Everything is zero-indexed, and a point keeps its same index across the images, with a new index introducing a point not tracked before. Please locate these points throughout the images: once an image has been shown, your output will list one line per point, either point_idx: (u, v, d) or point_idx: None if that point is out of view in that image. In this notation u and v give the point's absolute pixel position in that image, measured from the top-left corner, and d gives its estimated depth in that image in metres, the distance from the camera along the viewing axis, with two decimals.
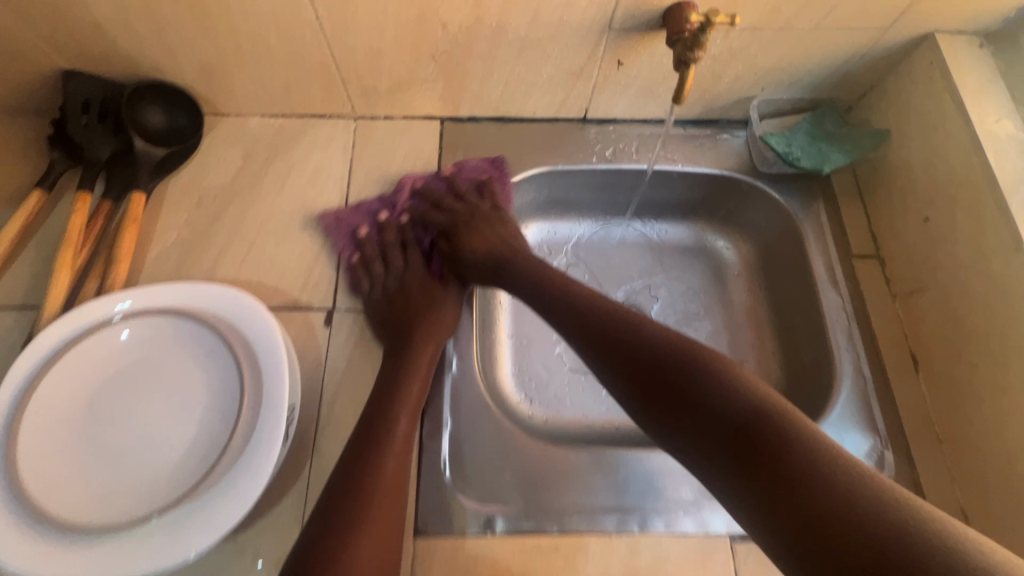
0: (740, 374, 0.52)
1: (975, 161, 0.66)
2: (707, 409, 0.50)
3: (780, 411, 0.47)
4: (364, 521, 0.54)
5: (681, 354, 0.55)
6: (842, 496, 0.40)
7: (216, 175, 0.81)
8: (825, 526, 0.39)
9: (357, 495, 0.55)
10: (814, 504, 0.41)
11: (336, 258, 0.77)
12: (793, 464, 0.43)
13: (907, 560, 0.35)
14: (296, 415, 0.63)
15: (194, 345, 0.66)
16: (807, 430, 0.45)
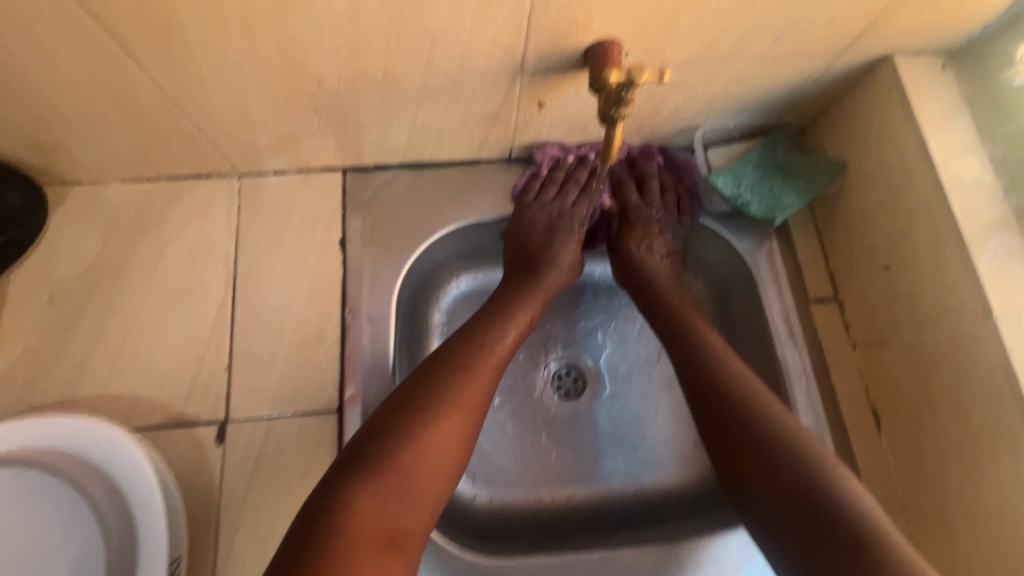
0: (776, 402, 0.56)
1: (938, 209, 0.59)
2: (740, 423, 0.55)
3: (836, 470, 0.50)
4: (403, 492, 0.49)
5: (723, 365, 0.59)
6: (840, 519, 0.48)
7: (69, 261, 0.67)
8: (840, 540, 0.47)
9: (425, 434, 0.51)
10: (802, 519, 0.49)
11: (226, 356, 0.65)
12: (801, 481, 0.50)
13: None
14: (182, 564, 0.55)
15: (47, 495, 0.54)
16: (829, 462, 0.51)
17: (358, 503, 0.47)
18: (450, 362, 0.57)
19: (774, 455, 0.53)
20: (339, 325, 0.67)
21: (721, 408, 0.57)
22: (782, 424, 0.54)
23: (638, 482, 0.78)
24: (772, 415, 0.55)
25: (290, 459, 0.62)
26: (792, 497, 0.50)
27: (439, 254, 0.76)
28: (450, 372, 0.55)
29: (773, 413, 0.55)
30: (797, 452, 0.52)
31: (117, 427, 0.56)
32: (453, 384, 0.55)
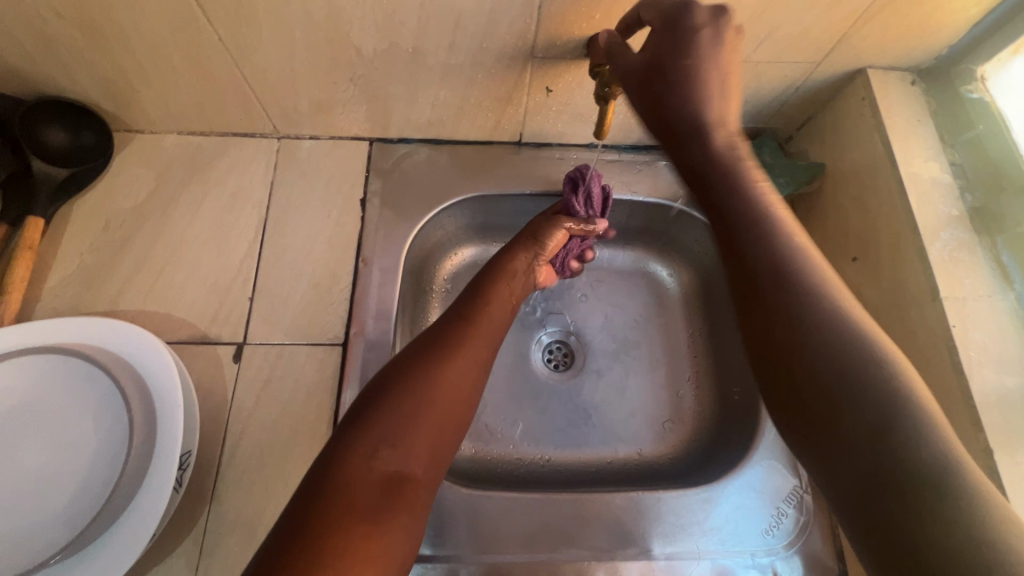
0: (815, 306, 0.45)
1: (898, 203, 0.65)
2: (812, 364, 0.43)
3: (881, 382, 0.41)
4: (394, 430, 0.49)
5: (739, 241, 0.50)
6: (926, 471, 0.37)
7: (125, 195, 0.77)
8: (923, 491, 0.37)
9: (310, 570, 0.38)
10: (862, 471, 0.40)
11: (250, 289, 0.73)
12: (828, 395, 0.42)
13: (923, 473, 0.37)
14: (192, 458, 0.62)
15: (76, 388, 0.61)
16: (823, 347, 0.43)
17: (356, 451, 0.47)
18: (342, 483, 0.44)
19: (844, 382, 0.42)
20: (351, 272, 0.75)
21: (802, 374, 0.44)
22: (838, 329, 0.44)
23: (614, 451, 0.81)
24: (842, 346, 0.43)
25: (295, 381, 0.69)
26: (872, 453, 0.39)
27: (449, 223, 0.84)
28: (429, 351, 0.57)
29: (823, 311, 0.45)
30: (869, 385, 0.41)
31: (151, 333, 0.64)
32: (441, 349, 0.57)
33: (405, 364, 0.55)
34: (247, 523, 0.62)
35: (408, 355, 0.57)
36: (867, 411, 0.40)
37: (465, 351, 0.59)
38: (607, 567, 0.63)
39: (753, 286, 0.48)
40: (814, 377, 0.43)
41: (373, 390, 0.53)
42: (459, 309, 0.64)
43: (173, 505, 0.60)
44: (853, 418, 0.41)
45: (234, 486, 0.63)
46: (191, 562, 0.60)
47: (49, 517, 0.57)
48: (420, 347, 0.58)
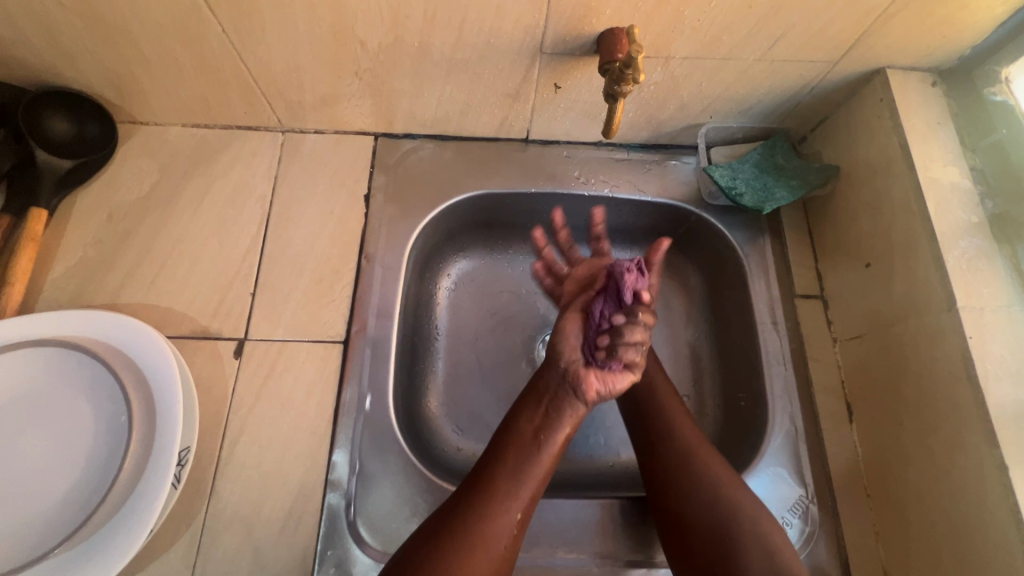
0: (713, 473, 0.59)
1: (914, 209, 0.63)
2: (692, 500, 0.58)
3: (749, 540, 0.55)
4: None
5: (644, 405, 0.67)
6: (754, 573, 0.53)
7: (129, 188, 0.76)
8: None
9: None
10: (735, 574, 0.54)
11: (252, 284, 0.73)
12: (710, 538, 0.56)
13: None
14: (191, 454, 0.61)
15: (79, 380, 0.61)
16: (703, 486, 0.58)
17: None
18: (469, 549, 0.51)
19: (727, 519, 0.56)
20: (354, 268, 0.74)
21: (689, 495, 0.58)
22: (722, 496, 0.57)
23: (617, 455, 0.79)
24: (720, 491, 0.58)
25: (295, 378, 0.68)
26: (756, 562, 0.54)
27: (454, 221, 0.83)
28: (490, 473, 0.57)
29: (710, 476, 0.59)
30: (744, 538, 0.55)
31: (151, 327, 0.64)
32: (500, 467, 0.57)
33: (479, 491, 0.55)
34: (245, 520, 0.61)
35: (501, 463, 0.57)
36: (717, 539, 0.56)
37: (513, 489, 0.55)
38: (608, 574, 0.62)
39: (660, 436, 0.64)
40: (701, 499, 0.58)
41: (430, 529, 0.53)
42: (524, 422, 0.60)
43: (169, 502, 0.59)
44: (701, 534, 0.56)
45: (233, 483, 0.63)
46: (188, 559, 0.60)
47: (54, 509, 0.57)
48: (510, 459, 0.57)
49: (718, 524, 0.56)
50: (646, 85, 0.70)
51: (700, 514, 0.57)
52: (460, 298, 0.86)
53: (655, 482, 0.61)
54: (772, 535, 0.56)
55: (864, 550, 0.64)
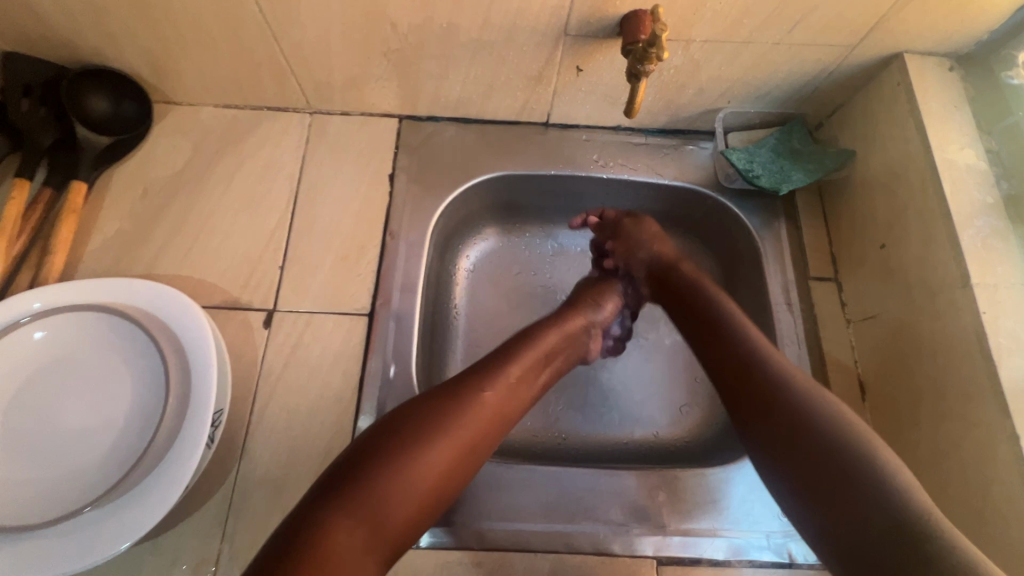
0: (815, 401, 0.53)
1: (931, 188, 0.64)
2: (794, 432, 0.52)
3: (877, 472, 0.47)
4: (359, 502, 0.46)
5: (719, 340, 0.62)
6: (897, 516, 0.45)
7: (163, 164, 0.79)
8: (903, 532, 0.44)
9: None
10: (867, 523, 0.46)
11: (280, 258, 0.75)
12: (854, 476, 0.48)
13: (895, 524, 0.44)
14: (224, 416, 0.64)
15: (118, 345, 0.64)
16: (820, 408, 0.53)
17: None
18: (353, 504, 0.46)
19: (834, 456, 0.49)
20: (378, 245, 0.77)
21: (777, 415, 0.54)
22: (833, 420, 0.52)
23: (630, 433, 0.81)
24: (814, 415, 0.52)
25: (322, 348, 0.71)
26: (867, 509, 0.46)
27: (474, 202, 0.85)
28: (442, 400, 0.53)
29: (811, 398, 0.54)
30: (860, 472, 0.48)
31: (186, 295, 0.66)
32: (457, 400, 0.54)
33: (412, 416, 0.52)
34: (274, 482, 0.64)
35: (427, 409, 0.53)
36: (838, 468, 0.48)
37: (462, 423, 0.52)
38: (622, 541, 0.64)
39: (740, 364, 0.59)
40: (796, 420, 0.53)
41: (374, 436, 0.51)
42: (491, 363, 0.59)
43: (204, 462, 0.61)
44: (854, 481, 0.48)
45: (262, 446, 0.65)
46: (220, 517, 0.62)
47: (96, 465, 0.60)
48: (433, 411, 0.52)
49: (839, 445, 0.50)
50: (666, 68, 0.72)
51: (815, 448, 0.51)
52: (478, 279, 0.88)
53: (753, 412, 0.56)
54: (883, 460, 0.48)
55: None
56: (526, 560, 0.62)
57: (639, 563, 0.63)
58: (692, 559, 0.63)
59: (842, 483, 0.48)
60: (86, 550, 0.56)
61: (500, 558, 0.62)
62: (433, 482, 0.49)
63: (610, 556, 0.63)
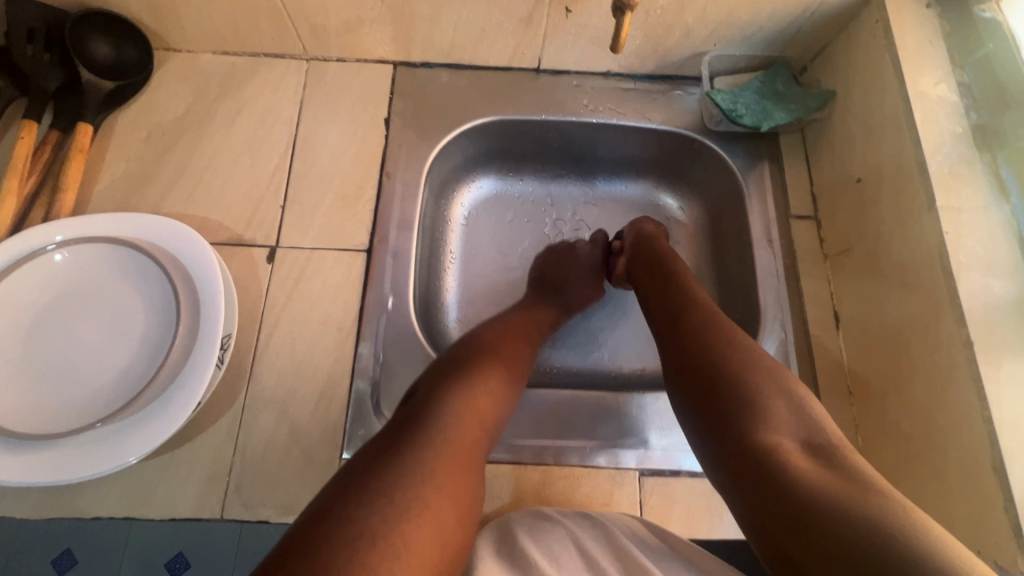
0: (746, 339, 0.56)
1: (904, 121, 0.67)
2: (724, 359, 0.54)
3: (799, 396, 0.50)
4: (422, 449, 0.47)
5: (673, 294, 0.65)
6: (811, 433, 0.48)
7: (166, 109, 0.81)
8: (819, 448, 0.46)
9: (428, 482, 0.44)
10: (780, 434, 0.48)
11: (282, 198, 0.78)
12: (758, 394, 0.50)
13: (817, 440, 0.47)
14: (232, 340, 0.67)
15: (130, 275, 0.68)
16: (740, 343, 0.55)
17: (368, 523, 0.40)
18: (444, 419, 0.50)
19: (758, 379, 0.51)
20: (375, 186, 0.79)
21: (713, 344, 0.55)
22: (761, 352, 0.54)
23: (619, 367, 0.84)
24: (743, 347, 0.55)
25: (323, 281, 0.74)
26: (775, 421, 0.48)
27: (468, 148, 0.88)
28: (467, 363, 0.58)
29: (737, 335, 0.56)
30: (774, 395, 0.50)
31: (193, 230, 0.70)
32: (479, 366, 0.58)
33: (446, 380, 0.55)
34: (280, 402, 0.68)
35: (460, 368, 0.57)
36: (762, 388, 0.51)
37: (489, 385, 0.56)
38: (606, 454, 0.68)
39: (688, 309, 0.61)
40: (732, 349, 0.54)
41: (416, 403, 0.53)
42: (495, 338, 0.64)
43: (214, 381, 0.65)
44: (761, 395, 0.50)
45: (268, 370, 0.69)
46: (231, 433, 0.66)
47: (111, 384, 0.63)
48: (463, 371, 0.56)
49: (729, 378, 0.52)
50: (652, 8, 0.74)
51: (726, 368, 0.53)
52: (473, 224, 0.91)
53: (684, 356, 0.56)
54: (801, 395, 0.51)
55: (844, 439, 0.69)
56: (516, 471, 0.67)
57: (622, 475, 0.67)
58: (672, 472, 0.68)
59: (734, 415, 0.50)
60: (107, 457, 0.59)
61: (492, 470, 0.67)
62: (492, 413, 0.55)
63: (595, 468, 0.68)
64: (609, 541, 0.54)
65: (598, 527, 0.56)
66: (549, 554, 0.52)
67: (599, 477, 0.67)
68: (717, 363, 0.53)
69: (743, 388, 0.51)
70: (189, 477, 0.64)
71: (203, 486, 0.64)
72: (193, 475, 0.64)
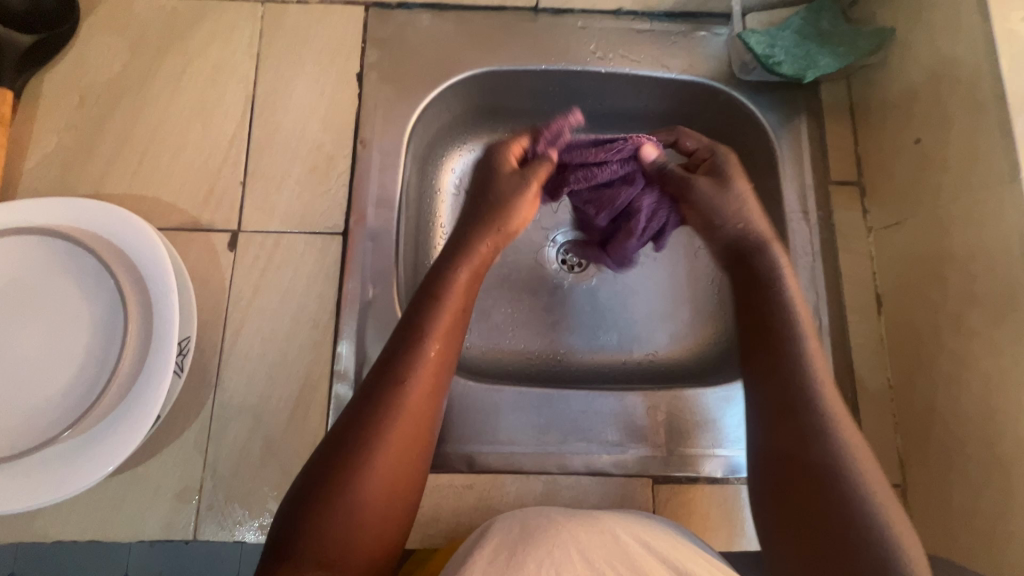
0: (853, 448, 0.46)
1: (984, 68, 0.55)
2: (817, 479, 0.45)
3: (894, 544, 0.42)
4: None
5: (774, 342, 0.52)
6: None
7: (98, 68, 0.69)
8: None
9: None
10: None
11: (241, 172, 0.68)
12: (845, 536, 0.43)
13: None
14: (192, 344, 0.59)
15: (65, 271, 0.58)
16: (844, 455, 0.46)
17: None
18: None
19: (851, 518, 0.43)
20: (349, 156, 0.69)
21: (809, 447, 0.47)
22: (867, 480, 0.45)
23: (630, 354, 0.75)
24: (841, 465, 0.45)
25: (294, 270, 0.65)
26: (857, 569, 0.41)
27: (456, 103, 0.75)
28: (335, 461, 0.42)
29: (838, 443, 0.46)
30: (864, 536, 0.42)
31: (135, 216, 0.60)
32: (356, 458, 0.42)
33: (310, 503, 0.41)
34: (253, 410, 0.61)
35: (330, 472, 0.42)
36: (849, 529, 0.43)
37: (359, 494, 0.41)
38: (616, 459, 0.62)
39: (786, 379, 0.50)
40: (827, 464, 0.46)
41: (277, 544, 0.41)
42: (380, 387, 0.45)
43: (175, 391, 0.58)
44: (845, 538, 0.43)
45: (238, 374, 0.62)
46: (200, 446, 0.60)
47: (56, 399, 0.56)
48: (331, 482, 0.41)
49: (820, 467, 0.46)
50: None
51: (815, 489, 0.45)
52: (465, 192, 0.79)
53: (777, 448, 0.49)
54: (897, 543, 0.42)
55: (882, 438, 0.62)
56: (517, 481, 0.61)
57: (634, 483, 0.61)
58: (688, 478, 0.62)
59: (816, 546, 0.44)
60: (62, 482, 0.54)
61: (492, 480, 0.61)
62: (376, 538, 0.42)
63: (604, 474, 0.61)
64: (629, 557, 0.44)
65: (610, 537, 0.45)
66: (546, 563, 0.42)
67: (612, 488, 0.61)
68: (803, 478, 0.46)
69: (831, 481, 0.45)
70: (156, 495, 0.58)
71: (173, 505, 0.58)
72: (160, 493, 0.58)
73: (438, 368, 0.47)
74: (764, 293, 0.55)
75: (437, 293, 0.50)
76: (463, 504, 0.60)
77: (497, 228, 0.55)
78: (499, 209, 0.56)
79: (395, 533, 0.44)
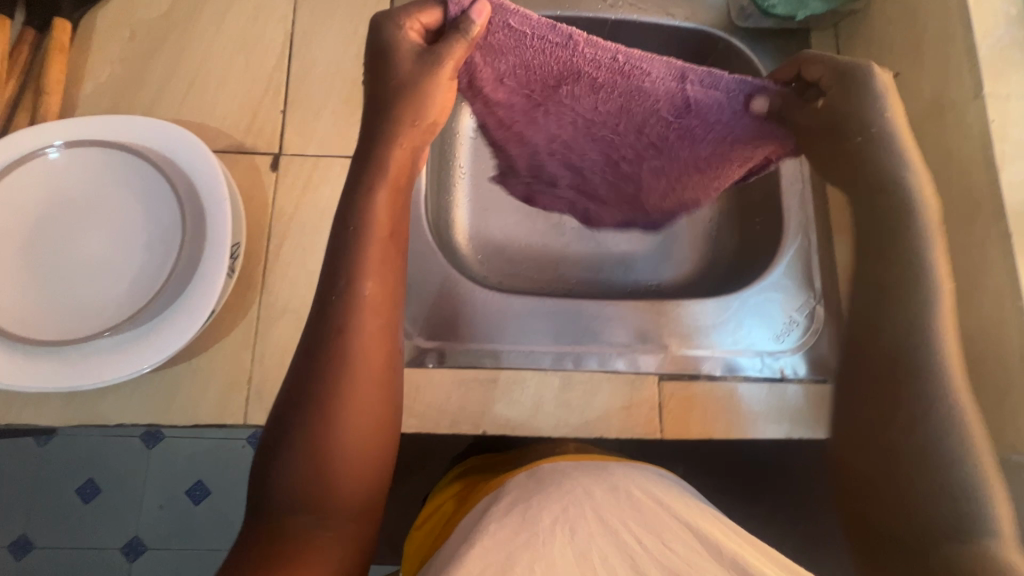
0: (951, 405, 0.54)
1: (952, 3, 0.62)
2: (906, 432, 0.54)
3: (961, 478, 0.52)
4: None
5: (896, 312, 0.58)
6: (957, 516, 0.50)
7: (148, 5, 0.75)
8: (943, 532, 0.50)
9: None
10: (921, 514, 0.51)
11: (281, 102, 0.73)
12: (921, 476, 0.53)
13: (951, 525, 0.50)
14: (242, 250, 0.65)
15: (126, 180, 0.64)
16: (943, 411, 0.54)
17: None
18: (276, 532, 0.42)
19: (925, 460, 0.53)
20: None
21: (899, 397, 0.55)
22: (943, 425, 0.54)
23: (634, 281, 0.81)
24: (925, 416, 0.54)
25: (332, 190, 0.71)
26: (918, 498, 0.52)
27: None
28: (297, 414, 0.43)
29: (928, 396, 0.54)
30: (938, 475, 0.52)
31: (190, 134, 0.65)
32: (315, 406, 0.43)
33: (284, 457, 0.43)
34: (297, 312, 0.67)
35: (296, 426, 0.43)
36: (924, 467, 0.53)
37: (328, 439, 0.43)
38: (627, 359, 0.68)
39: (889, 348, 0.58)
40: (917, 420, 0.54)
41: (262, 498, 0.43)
42: (320, 337, 0.45)
43: (227, 291, 0.63)
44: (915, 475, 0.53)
45: (282, 282, 0.68)
46: (248, 342, 0.66)
47: (116, 293, 0.61)
48: (297, 435, 0.43)
49: (899, 416, 0.55)
50: None
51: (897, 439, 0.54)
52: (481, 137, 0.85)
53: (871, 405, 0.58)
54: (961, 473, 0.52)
55: None
56: (537, 377, 0.67)
57: (641, 381, 0.67)
58: (690, 376, 0.68)
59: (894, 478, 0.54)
60: (127, 364, 0.59)
61: (514, 376, 0.67)
62: (359, 475, 0.44)
63: (615, 372, 0.68)
64: (637, 510, 0.46)
65: (618, 490, 0.48)
66: (560, 518, 0.45)
67: (623, 385, 0.67)
68: (893, 427, 0.55)
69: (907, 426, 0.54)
70: (208, 384, 0.64)
71: (224, 394, 0.64)
72: (212, 383, 0.64)
73: (375, 308, 0.46)
74: (903, 233, 0.59)
75: (356, 229, 0.47)
76: (488, 397, 0.66)
77: (399, 143, 0.50)
78: (403, 97, 0.50)
79: (372, 458, 0.45)
